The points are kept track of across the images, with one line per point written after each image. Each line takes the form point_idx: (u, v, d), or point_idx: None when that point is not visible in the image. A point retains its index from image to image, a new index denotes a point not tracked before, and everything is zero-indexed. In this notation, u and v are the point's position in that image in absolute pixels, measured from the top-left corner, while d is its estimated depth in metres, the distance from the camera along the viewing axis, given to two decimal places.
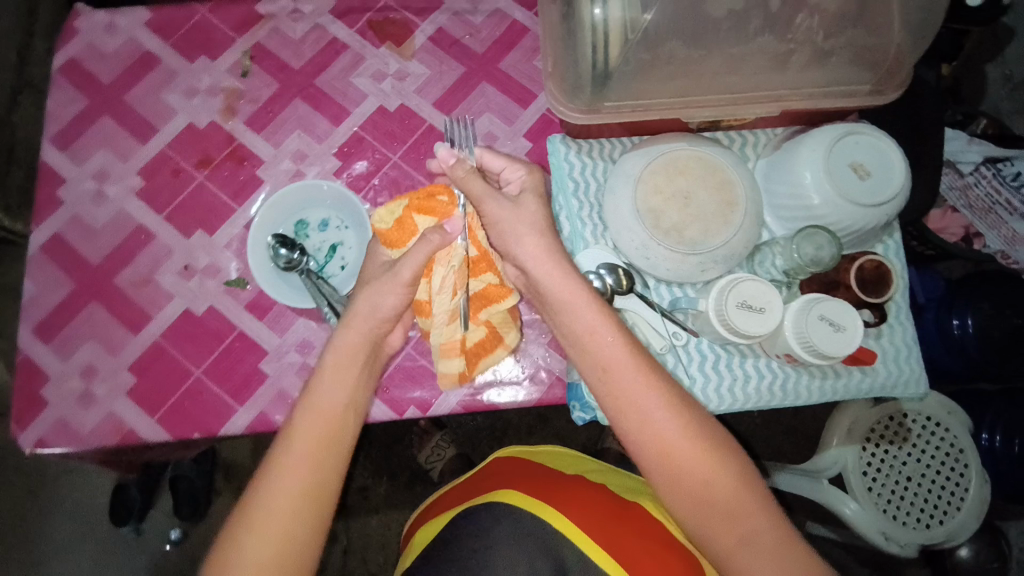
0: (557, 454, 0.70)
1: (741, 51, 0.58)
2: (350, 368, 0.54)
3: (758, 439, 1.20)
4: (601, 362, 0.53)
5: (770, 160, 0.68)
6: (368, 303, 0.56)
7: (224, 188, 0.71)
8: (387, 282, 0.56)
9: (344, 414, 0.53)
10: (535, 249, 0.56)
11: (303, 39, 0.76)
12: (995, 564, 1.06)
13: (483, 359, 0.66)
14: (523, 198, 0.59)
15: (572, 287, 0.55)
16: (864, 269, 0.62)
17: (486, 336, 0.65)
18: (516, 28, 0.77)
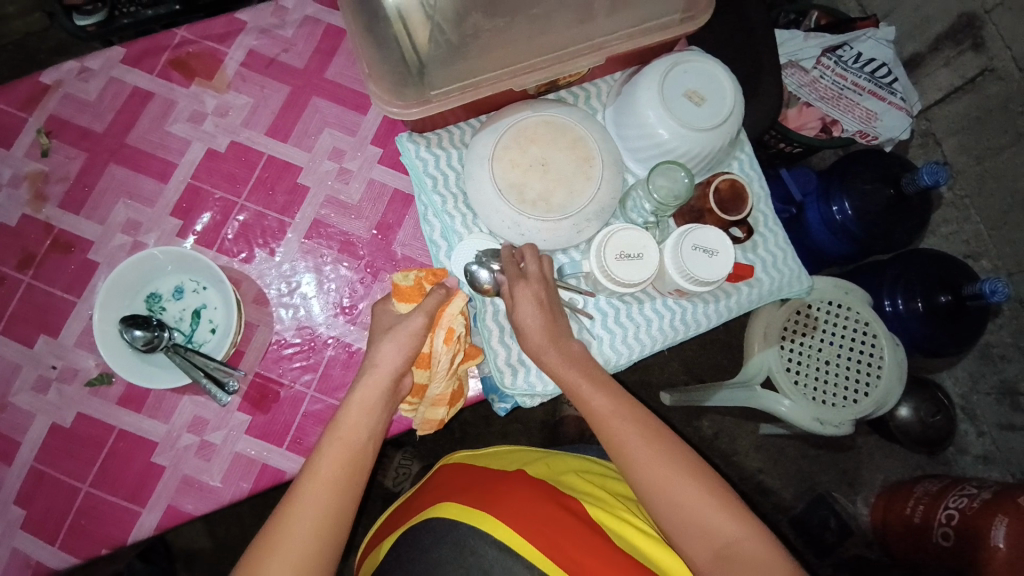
0: (497, 457, 0.71)
1: (545, 10, 0.58)
2: (372, 416, 0.56)
3: (700, 364, 1.26)
4: (581, 387, 0.57)
5: (616, 106, 0.68)
6: (393, 346, 0.57)
7: (57, 283, 0.64)
8: (399, 333, 0.57)
9: (360, 454, 0.54)
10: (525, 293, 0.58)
11: (101, 98, 0.68)
12: (939, 416, 1.13)
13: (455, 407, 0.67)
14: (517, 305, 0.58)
15: (539, 333, 0.58)
16: (720, 190, 0.65)
17: (461, 387, 0.66)
18: (332, 33, 0.73)
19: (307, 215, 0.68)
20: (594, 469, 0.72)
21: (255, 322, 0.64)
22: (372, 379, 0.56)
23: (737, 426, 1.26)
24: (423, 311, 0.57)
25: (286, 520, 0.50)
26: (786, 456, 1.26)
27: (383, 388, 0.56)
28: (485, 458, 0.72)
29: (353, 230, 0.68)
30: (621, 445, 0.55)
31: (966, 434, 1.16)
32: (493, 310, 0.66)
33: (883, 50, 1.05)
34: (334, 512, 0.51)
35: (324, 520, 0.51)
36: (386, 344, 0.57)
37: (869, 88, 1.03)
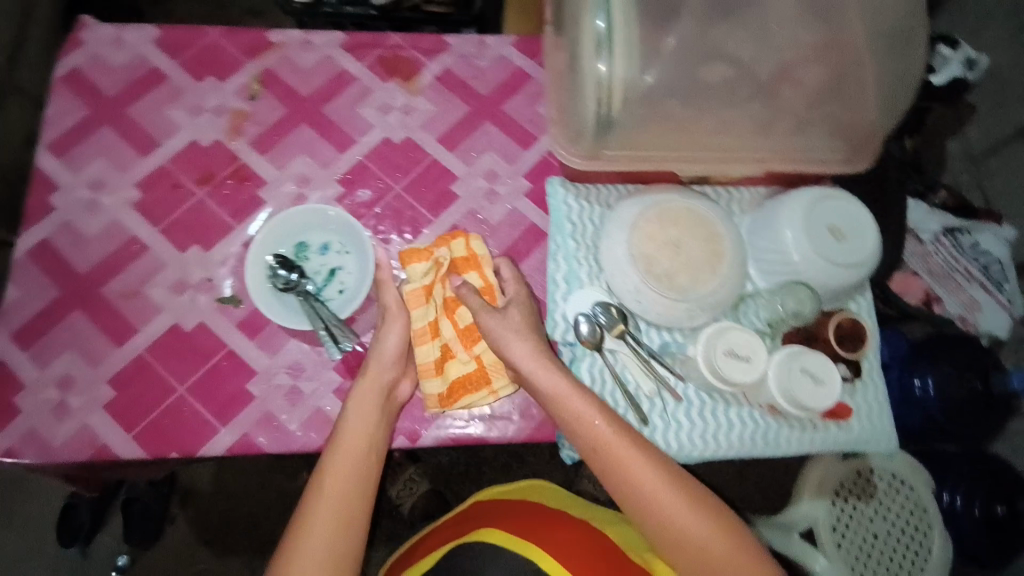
0: (535, 489, 0.72)
1: (732, 115, 0.60)
2: (370, 404, 0.61)
3: (734, 488, 1.22)
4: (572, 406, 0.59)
5: (755, 216, 0.72)
6: (378, 349, 0.63)
7: (224, 206, 0.71)
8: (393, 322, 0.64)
9: (370, 451, 0.60)
10: (523, 351, 0.61)
11: (312, 69, 0.78)
12: None
13: (466, 392, 0.65)
14: (510, 311, 0.64)
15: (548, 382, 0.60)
16: (841, 326, 0.67)
17: (475, 370, 0.65)
18: (519, 74, 0.81)
19: (448, 220, 0.74)
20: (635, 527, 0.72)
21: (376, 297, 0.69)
22: (368, 380, 0.62)
23: None
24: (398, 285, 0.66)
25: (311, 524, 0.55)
26: None
27: (380, 389, 0.62)
28: (523, 489, 0.72)
29: (483, 246, 0.74)
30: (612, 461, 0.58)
31: None
32: (589, 361, 0.68)
33: (999, 249, 1.08)
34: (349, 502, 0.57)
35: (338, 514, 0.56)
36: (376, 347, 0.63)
37: (978, 278, 1.05)
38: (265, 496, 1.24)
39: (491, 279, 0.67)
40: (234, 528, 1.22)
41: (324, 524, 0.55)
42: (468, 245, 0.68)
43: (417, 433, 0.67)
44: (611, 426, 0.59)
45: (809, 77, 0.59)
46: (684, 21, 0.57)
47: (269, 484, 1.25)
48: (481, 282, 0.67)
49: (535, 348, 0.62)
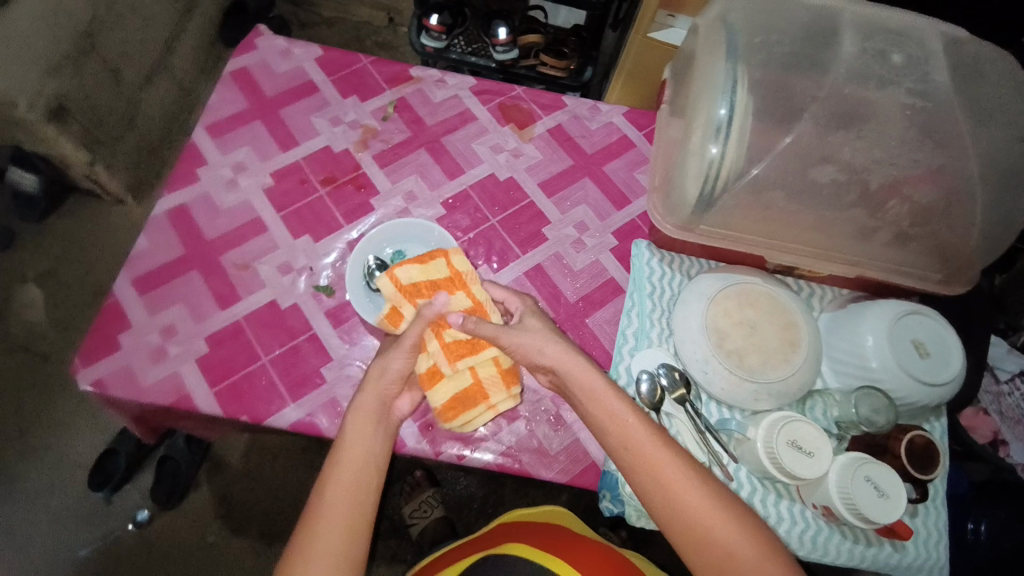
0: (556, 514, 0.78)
1: (835, 216, 0.62)
2: (365, 424, 0.60)
3: None
4: (608, 410, 0.60)
5: (835, 315, 0.72)
6: (380, 365, 0.62)
7: (339, 206, 0.79)
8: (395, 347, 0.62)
9: (367, 466, 0.59)
10: (557, 352, 0.63)
11: (441, 104, 0.87)
12: None
13: (466, 409, 0.64)
14: (525, 321, 0.66)
15: (589, 379, 0.61)
16: (914, 442, 0.64)
17: (472, 386, 0.64)
18: (624, 141, 0.87)
19: (534, 258, 0.78)
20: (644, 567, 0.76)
21: None
22: (362, 400, 0.61)
23: None
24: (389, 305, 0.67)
25: (322, 515, 0.56)
26: None
27: (379, 403, 0.61)
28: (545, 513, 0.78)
29: (562, 289, 0.77)
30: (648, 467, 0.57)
31: None
32: None
33: None
34: (357, 496, 0.57)
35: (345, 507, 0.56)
36: (381, 360, 0.62)
37: None
38: (287, 483, 1.29)
39: (481, 297, 0.67)
40: (252, 507, 1.27)
41: (337, 512, 0.56)
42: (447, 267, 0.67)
43: (465, 452, 0.68)
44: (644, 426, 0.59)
45: (920, 195, 0.60)
46: (803, 121, 0.59)
47: (292, 475, 1.29)
48: (467, 302, 0.66)
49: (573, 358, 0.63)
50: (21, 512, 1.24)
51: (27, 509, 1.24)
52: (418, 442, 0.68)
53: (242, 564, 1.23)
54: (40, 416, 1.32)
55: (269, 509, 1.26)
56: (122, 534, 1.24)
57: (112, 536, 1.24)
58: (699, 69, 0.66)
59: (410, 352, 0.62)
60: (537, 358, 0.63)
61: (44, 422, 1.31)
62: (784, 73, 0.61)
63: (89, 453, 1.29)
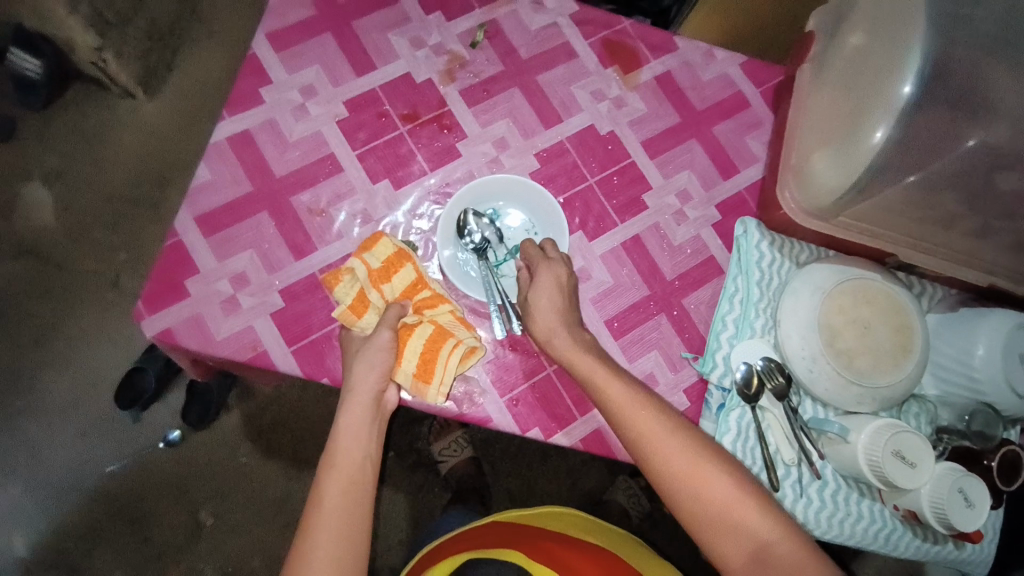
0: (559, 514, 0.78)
1: (998, 225, 0.56)
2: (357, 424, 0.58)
3: None
4: (595, 378, 0.59)
5: (945, 319, 0.69)
6: (362, 365, 0.58)
7: (424, 148, 0.70)
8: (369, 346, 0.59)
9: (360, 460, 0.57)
10: (549, 324, 0.61)
11: (537, 33, 0.75)
12: None
13: (437, 359, 0.59)
14: (537, 285, 0.62)
15: (570, 347, 0.61)
16: (1004, 458, 0.64)
17: (434, 331, 0.60)
18: (737, 99, 0.77)
19: (633, 228, 0.72)
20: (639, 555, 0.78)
21: None
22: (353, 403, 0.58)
23: None
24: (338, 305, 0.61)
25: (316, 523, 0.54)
26: None
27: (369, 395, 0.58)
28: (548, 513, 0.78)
29: (660, 264, 0.71)
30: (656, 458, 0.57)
31: None
32: (738, 413, 0.66)
33: None
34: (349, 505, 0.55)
35: (340, 521, 0.54)
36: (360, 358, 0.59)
37: None
38: (318, 410, 1.28)
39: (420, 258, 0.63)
40: (284, 431, 1.27)
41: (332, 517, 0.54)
42: (395, 243, 0.62)
43: (552, 431, 0.65)
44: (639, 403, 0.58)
45: None
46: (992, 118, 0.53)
47: (322, 404, 1.29)
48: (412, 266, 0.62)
49: (577, 341, 0.61)
50: (46, 421, 1.23)
51: (52, 418, 1.24)
52: (503, 416, 0.65)
53: (274, 484, 1.25)
54: (59, 326, 1.27)
55: (301, 436, 1.27)
56: (153, 450, 1.24)
57: (142, 451, 1.24)
58: (872, 42, 0.58)
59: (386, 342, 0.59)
60: (535, 321, 0.62)
61: (64, 332, 1.27)
62: (977, 54, 0.53)
63: (116, 366, 1.26)
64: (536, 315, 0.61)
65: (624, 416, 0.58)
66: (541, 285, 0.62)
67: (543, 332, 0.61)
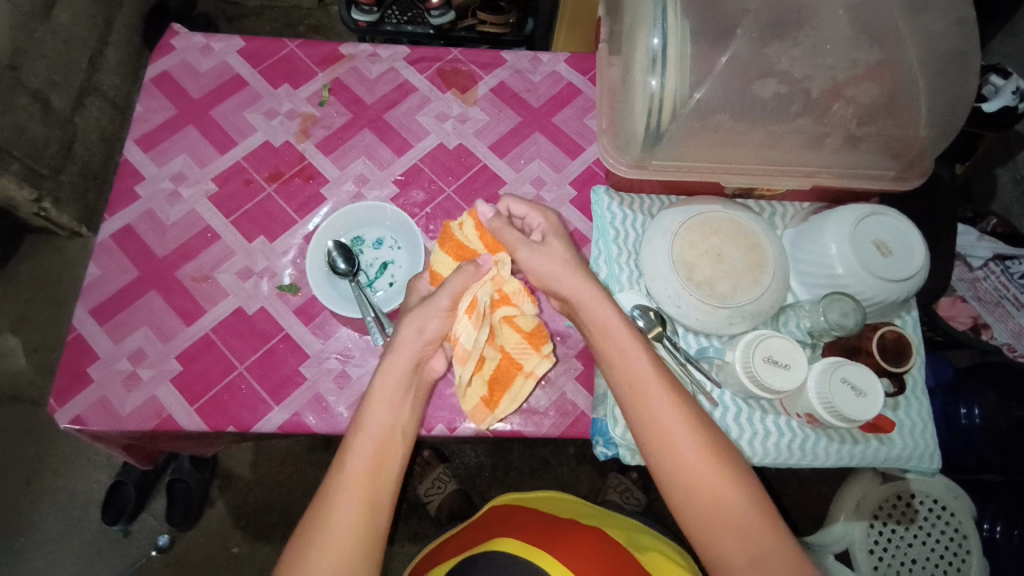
0: (551, 500, 0.75)
1: (783, 129, 0.62)
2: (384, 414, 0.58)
3: (786, 498, 1.22)
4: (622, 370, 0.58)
5: (798, 230, 0.73)
6: (413, 327, 0.61)
7: (289, 201, 0.77)
8: (429, 307, 0.62)
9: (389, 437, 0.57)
10: (568, 280, 0.63)
11: (378, 78, 0.84)
12: None
13: (506, 387, 0.66)
14: (549, 241, 0.65)
15: (583, 293, 0.62)
16: (886, 338, 0.66)
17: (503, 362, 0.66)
18: (570, 89, 0.85)
19: None
20: (638, 531, 0.74)
21: None
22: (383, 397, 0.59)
23: None
24: (448, 294, 0.61)
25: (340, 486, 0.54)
26: None
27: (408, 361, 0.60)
28: (535, 498, 0.76)
29: None
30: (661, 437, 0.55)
31: None
32: None
33: None
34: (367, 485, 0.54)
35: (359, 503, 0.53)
36: (409, 322, 0.61)
37: None
38: (299, 482, 1.30)
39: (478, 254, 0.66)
40: (269, 511, 1.28)
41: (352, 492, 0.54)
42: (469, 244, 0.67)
43: (456, 424, 0.69)
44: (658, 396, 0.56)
45: (862, 95, 0.60)
46: (737, 39, 0.60)
47: (298, 475, 1.31)
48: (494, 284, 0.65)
49: (582, 277, 0.63)
50: (38, 558, 1.25)
51: (43, 554, 1.25)
52: None
53: (271, 567, 1.25)
54: (38, 462, 1.31)
55: (288, 512, 1.28)
56: (146, 560, 1.25)
57: (135, 564, 1.25)
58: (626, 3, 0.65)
59: (445, 310, 0.61)
60: (545, 274, 0.64)
61: (44, 466, 1.30)
62: None
63: (97, 488, 1.29)
64: (531, 261, 0.65)
65: (643, 407, 0.56)
66: (555, 249, 0.65)
67: (543, 267, 0.64)
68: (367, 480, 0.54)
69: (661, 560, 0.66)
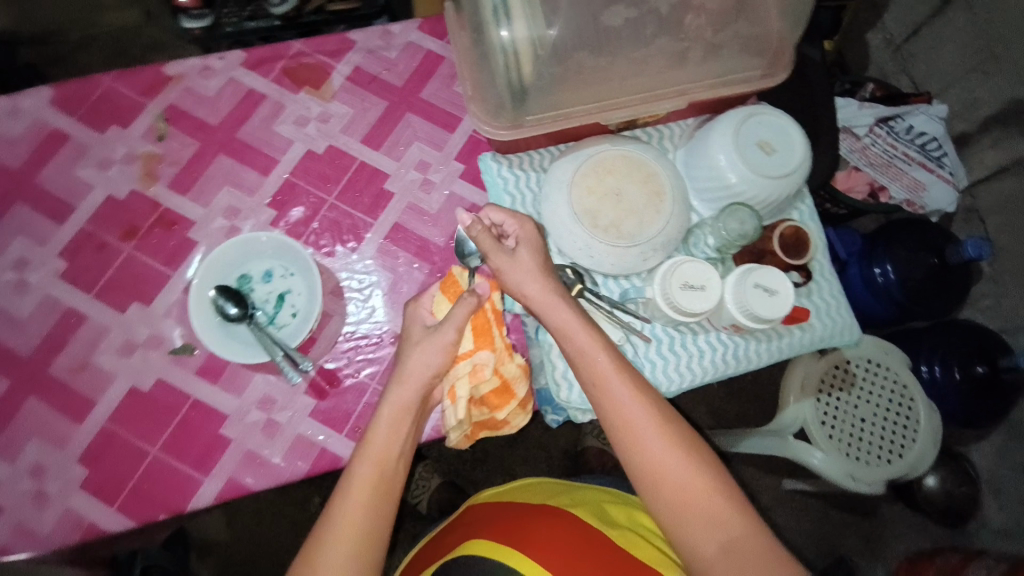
0: (524, 489, 0.75)
1: (644, 54, 0.61)
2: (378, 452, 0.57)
3: (748, 397, 1.29)
4: (607, 384, 0.56)
5: (687, 148, 0.73)
6: (422, 360, 0.60)
7: (156, 256, 0.69)
8: (434, 339, 0.60)
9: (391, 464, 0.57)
10: (540, 295, 0.59)
11: (218, 95, 0.75)
12: (966, 488, 1.09)
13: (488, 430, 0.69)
14: (519, 251, 0.60)
15: (566, 317, 0.59)
16: (784, 235, 0.69)
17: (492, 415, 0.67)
18: (431, 57, 0.79)
19: (388, 219, 0.73)
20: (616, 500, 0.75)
21: (331, 312, 0.68)
22: (397, 406, 0.58)
23: (759, 477, 1.24)
24: (454, 324, 0.59)
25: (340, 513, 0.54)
26: (805, 514, 1.23)
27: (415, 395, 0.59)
28: (509, 491, 0.76)
29: (430, 237, 0.73)
30: (645, 453, 0.54)
31: None
32: None
33: (935, 125, 1.07)
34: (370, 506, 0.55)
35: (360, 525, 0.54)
36: (418, 357, 0.59)
37: (919, 158, 1.06)
38: (281, 526, 1.25)
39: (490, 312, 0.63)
40: (260, 562, 1.24)
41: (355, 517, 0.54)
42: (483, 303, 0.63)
43: None
44: (643, 410, 0.55)
45: (710, 3, 0.59)
46: None
47: (278, 518, 1.26)
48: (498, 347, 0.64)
49: (553, 289, 0.59)
50: None
51: None
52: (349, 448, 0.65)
53: None
54: None
55: (278, 557, 1.24)
56: None
57: None
58: None
59: (447, 343, 0.60)
60: (515, 287, 0.59)
61: None
62: None
63: None
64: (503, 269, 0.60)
65: (625, 419, 0.55)
66: (520, 260, 0.60)
67: (511, 278, 0.59)
68: (366, 529, 0.54)
69: (635, 537, 0.67)
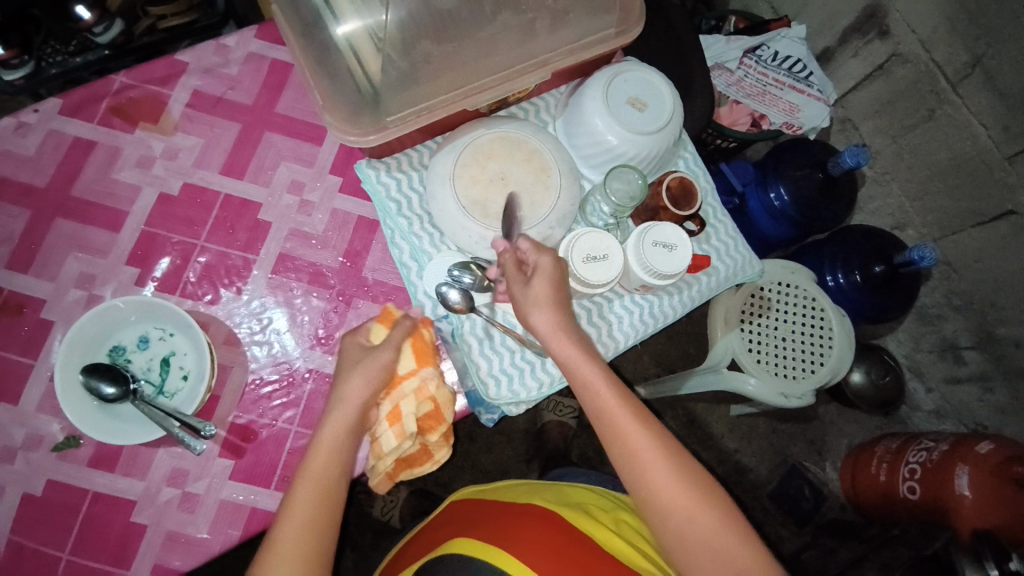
0: (508, 489, 0.73)
1: (490, 32, 0.59)
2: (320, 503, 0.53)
3: (684, 338, 1.34)
4: (590, 382, 0.57)
5: (564, 118, 0.71)
6: (359, 379, 0.55)
7: (8, 348, 0.61)
8: (369, 362, 0.55)
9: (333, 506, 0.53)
10: (548, 323, 0.58)
11: (39, 152, 0.66)
12: (887, 377, 1.17)
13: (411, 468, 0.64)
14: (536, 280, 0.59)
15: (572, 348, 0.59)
16: (671, 188, 0.70)
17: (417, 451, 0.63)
18: (278, 66, 0.73)
19: (271, 251, 0.68)
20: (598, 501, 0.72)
21: (227, 364, 0.63)
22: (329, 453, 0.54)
23: (708, 411, 1.30)
24: (392, 345, 0.56)
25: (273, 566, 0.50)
26: (755, 433, 1.30)
27: (352, 414, 0.55)
28: (491, 490, 0.73)
29: (320, 261, 0.68)
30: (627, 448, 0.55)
31: (917, 392, 1.22)
32: (470, 325, 0.67)
33: (797, 48, 1.12)
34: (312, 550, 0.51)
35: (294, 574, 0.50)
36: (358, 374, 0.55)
37: (788, 82, 1.11)
38: None
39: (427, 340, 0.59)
40: None
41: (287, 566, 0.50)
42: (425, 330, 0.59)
43: None
44: (624, 406, 0.56)
45: None
46: None
47: None
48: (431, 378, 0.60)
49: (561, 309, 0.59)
50: None
51: None
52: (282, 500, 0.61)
53: None
54: None
55: None
56: None
57: None
58: None
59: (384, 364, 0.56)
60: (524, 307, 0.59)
61: None
62: None
63: None
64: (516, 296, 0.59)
65: (608, 414, 0.56)
66: (530, 288, 0.59)
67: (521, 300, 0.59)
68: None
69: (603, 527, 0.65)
